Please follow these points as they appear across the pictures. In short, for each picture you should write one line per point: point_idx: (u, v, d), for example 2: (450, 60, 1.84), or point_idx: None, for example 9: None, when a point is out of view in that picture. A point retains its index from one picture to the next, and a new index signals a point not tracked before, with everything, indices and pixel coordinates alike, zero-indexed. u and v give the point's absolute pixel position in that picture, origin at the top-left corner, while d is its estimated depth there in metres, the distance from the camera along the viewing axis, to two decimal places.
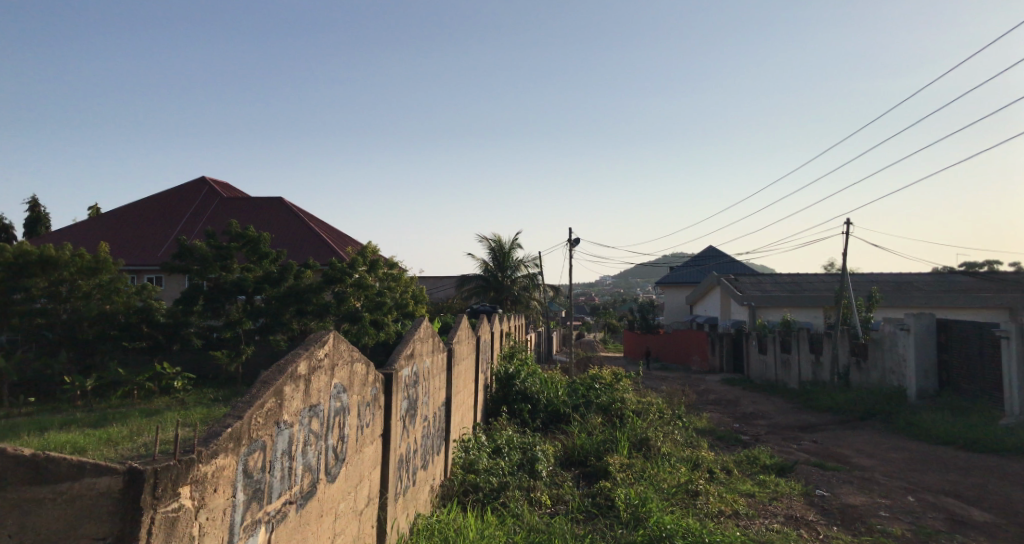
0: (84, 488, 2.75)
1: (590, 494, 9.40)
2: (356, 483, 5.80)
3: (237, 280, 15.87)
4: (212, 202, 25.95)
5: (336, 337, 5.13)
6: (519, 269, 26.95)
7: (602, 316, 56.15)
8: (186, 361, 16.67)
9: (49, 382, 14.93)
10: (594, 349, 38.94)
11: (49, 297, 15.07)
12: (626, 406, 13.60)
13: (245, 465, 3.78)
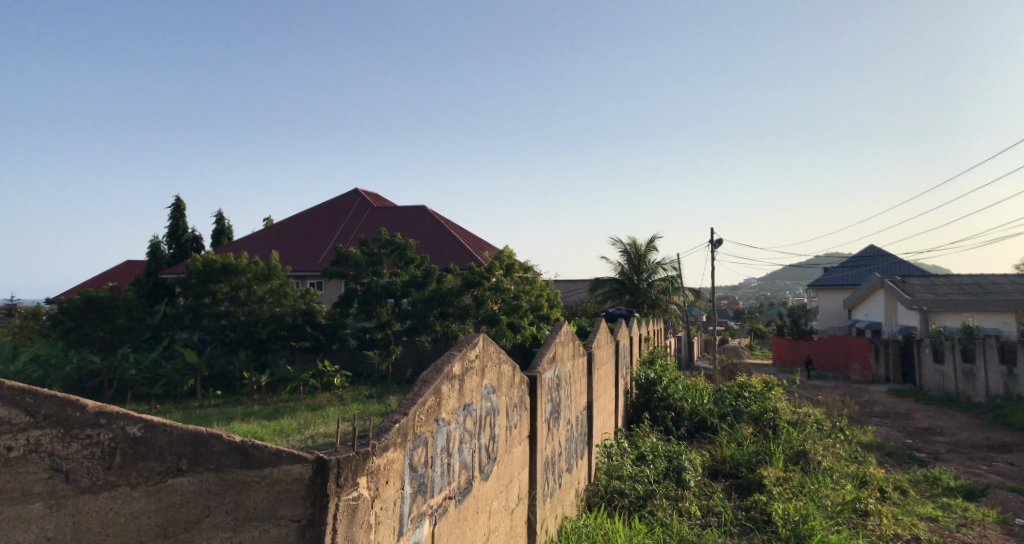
0: (281, 473, 2.87)
1: (744, 508, 9.10)
2: (507, 482, 6.06)
3: (386, 284, 16.67)
4: (366, 212, 27.51)
5: (485, 339, 5.38)
6: (657, 272, 26.34)
7: (749, 320, 53.92)
8: (344, 360, 18.08)
9: (230, 377, 16.54)
10: (741, 356, 37.44)
11: (232, 300, 16.46)
12: (779, 416, 12.97)
13: (411, 459, 4.09)
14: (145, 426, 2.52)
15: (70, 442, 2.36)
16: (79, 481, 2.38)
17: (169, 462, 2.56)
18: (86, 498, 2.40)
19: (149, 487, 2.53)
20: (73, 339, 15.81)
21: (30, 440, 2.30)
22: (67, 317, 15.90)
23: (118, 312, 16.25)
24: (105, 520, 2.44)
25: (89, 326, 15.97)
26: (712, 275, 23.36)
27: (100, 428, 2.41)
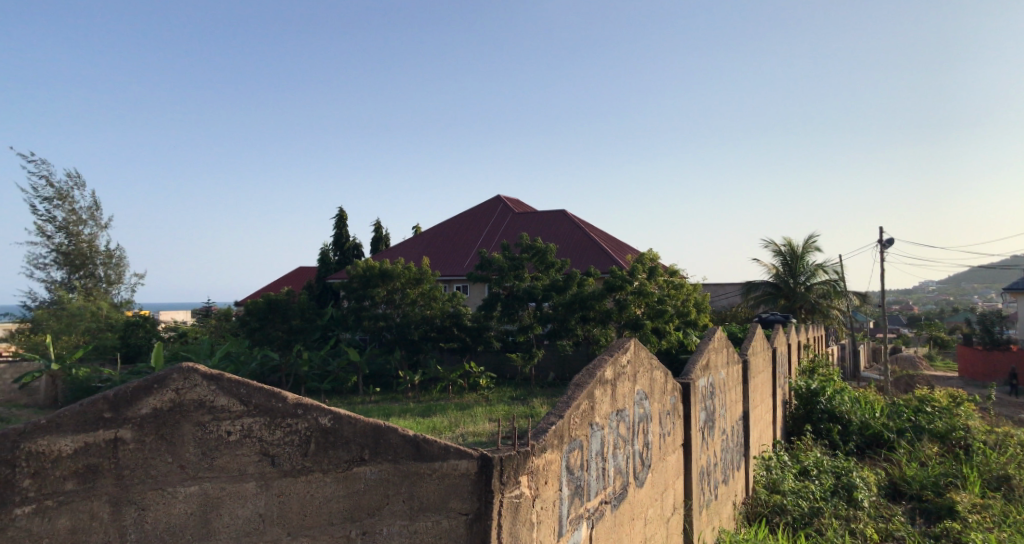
0: (450, 467, 3.08)
1: (931, 535, 8.39)
2: (662, 490, 5.98)
3: (527, 288, 16.45)
4: (507, 217, 27.94)
5: (636, 343, 5.34)
6: (815, 276, 24.75)
7: (927, 327, 49.36)
8: (489, 362, 18.42)
9: (387, 376, 17.38)
10: (920, 368, 34.32)
11: (388, 303, 17.02)
12: (971, 436, 11.76)
13: (567, 462, 4.13)
14: (334, 418, 2.82)
15: (275, 429, 2.71)
16: (283, 465, 2.73)
17: (354, 452, 2.85)
18: (288, 481, 2.74)
19: (338, 473, 2.84)
20: (258, 338, 16.96)
21: (243, 426, 2.66)
22: (252, 316, 16.82)
23: (293, 313, 17.02)
24: (303, 501, 2.78)
25: (270, 325, 16.85)
26: (884, 278, 21.60)
27: (298, 418, 2.74)
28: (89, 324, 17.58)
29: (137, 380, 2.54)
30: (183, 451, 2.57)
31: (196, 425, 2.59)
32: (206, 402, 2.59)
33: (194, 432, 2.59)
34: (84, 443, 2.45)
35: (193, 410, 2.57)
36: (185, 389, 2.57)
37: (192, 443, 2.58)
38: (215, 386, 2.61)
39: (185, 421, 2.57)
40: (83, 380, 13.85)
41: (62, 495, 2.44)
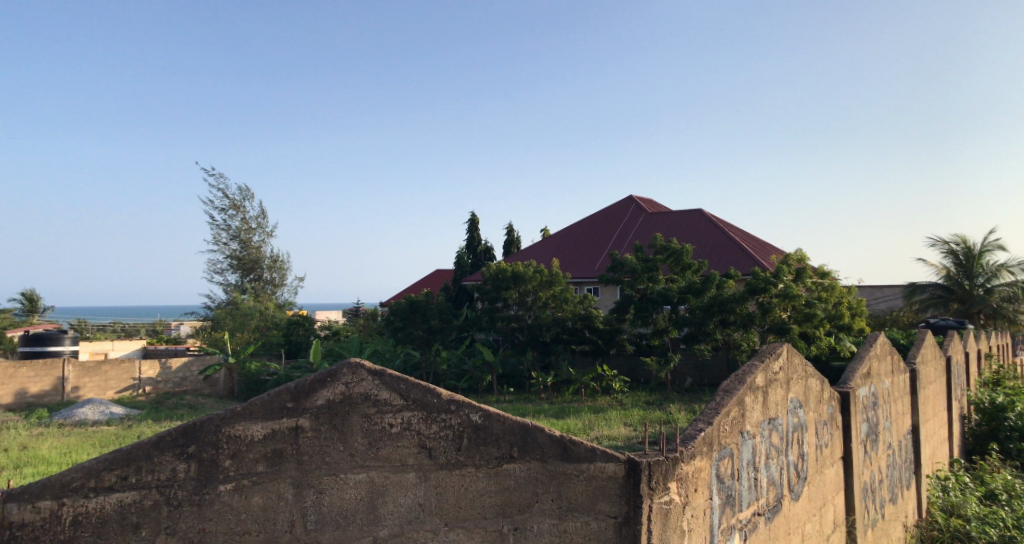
0: (596, 469, 3.09)
1: None
2: (820, 505, 5.68)
3: (662, 291, 14.19)
4: (640, 218, 25.85)
5: (789, 349, 5.11)
6: (997, 277, 22.58)
7: None
8: (622, 366, 16.17)
9: (520, 376, 15.89)
10: None
11: (520, 304, 15.56)
12: None
13: (718, 470, 4.03)
14: (485, 415, 2.92)
15: (432, 423, 2.85)
16: (438, 457, 2.87)
17: (503, 449, 2.95)
18: (444, 473, 2.88)
19: (490, 469, 2.94)
20: (400, 337, 16.72)
21: (403, 419, 2.83)
22: (395, 317, 16.62)
23: (432, 313, 16.54)
24: (458, 494, 2.89)
25: (412, 325, 16.58)
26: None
27: (451, 414, 2.87)
28: (258, 323, 19.23)
29: (312, 374, 2.77)
30: (352, 440, 2.77)
31: (363, 417, 2.78)
32: (371, 396, 2.79)
33: (362, 423, 2.78)
34: (272, 429, 2.71)
35: (361, 403, 2.77)
36: (353, 383, 2.77)
37: (360, 433, 2.78)
38: (379, 381, 2.80)
39: (353, 413, 2.77)
40: (254, 373, 15.18)
41: (256, 476, 2.70)
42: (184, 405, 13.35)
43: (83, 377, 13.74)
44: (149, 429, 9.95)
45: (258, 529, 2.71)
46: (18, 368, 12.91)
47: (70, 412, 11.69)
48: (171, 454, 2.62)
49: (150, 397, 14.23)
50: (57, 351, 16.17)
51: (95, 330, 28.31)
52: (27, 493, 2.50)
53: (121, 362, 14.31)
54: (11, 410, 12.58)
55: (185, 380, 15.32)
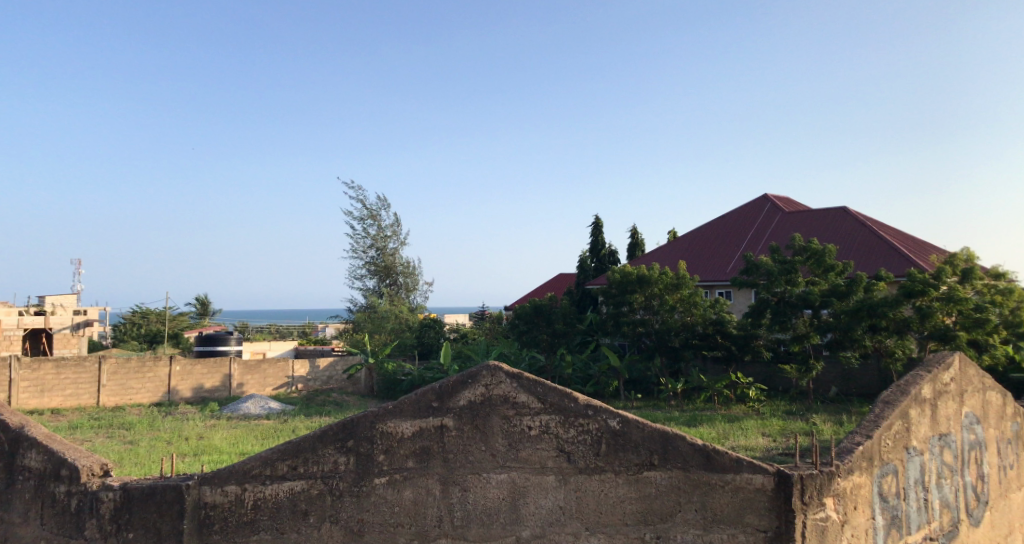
0: (744, 481, 2.95)
1: None
2: (1006, 532, 5.20)
3: (801, 295, 13.52)
4: (776, 217, 24.64)
5: (963, 360, 4.72)
6: None
7: None
8: (757, 373, 15.39)
9: (648, 382, 15.56)
10: None
11: (646, 309, 15.05)
12: None
13: (881, 488, 3.80)
14: (623, 421, 2.88)
15: (570, 428, 2.86)
16: (577, 462, 2.86)
17: (643, 456, 2.89)
18: (584, 478, 2.87)
19: (630, 476, 2.88)
20: (525, 341, 16.67)
21: (541, 423, 2.85)
22: (520, 321, 16.70)
23: (557, 317, 16.49)
24: (598, 499, 2.87)
25: (537, 329, 16.60)
26: None
27: (589, 419, 2.86)
28: (393, 325, 19.91)
29: (455, 375, 2.88)
30: (494, 441, 2.85)
31: (502, 418, 2.85)
32: (510, 398, 2.85)
33: (502, 424, 2.85)
34: (420, 427, 2.86)
35: (500, 404, 2.84)
36: (492, 385, 2.85)
37: (500, 434, 2.85)
38: (517, 384, 2.85)
39: (494, 414, 2.85)
40: (391, 373, 15.80)
41: (406, 471, 2.86)
42: (332, 402, 14.19)
43: (247, 374, 14.92)
44: (303, 424, 10.65)
45: (410, 522, 2.85)
46: (193, 365, 14.25)
47: (236, 406, 12.76)
48: (333, 448, 2.85)
49: (303, 395, 15.24)
50: (224, 350, 17.69)
51: (255, 331, 30.75)
52: (216, 477, 2.83)
53: (278, 361, 15.40)
54: (187, 403, 13.92)
55: (331, 379, 16.23)
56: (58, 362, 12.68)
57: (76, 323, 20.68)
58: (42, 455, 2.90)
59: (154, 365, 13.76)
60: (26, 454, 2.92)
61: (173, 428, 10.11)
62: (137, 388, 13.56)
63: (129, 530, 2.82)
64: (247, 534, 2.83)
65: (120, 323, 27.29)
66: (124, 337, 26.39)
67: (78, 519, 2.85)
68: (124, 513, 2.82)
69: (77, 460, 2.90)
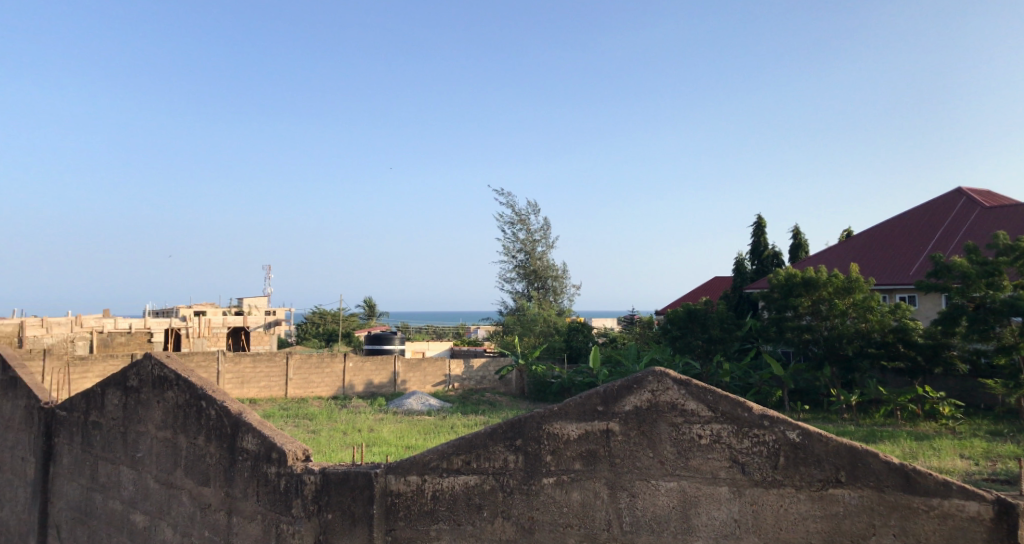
0: (955, 508, 2.59)
1: None
2: None
3: (1008, 300, 11.88)
4: (973, 213, 22.30)
5: None
6: None
7: None
8: (950, 388, 14.12)
9: (818, 392, 14.79)
10: None
11: (813, 313, 14.13)
12: None
13: None
14: (804, 433, 2.70)
15: (743, 438, 2.75)
16: (753, 474, 2.74)
17: (828, 472, 2.68)
18: (760, 491, 2.73)
19: (814, 491, 2.69)
20: (679, 346, 16.17)
21: (712, 431, 2.78)
22: (673, 325, 16.29)
23: (712, 323, 15.85)
24: (778, 515, 2.71)
25: (691, 335, 16.04)
26: None
27: (765, 430, 2.72)
28: (542, 328, 20.09)
29: (621, 380, 2.92)
30: (662, 448, 2.83)
31: (671, 426, 2.82)
32: (678, 405, 2.81)
33: (670, 431, 2.83)
34: (585, 430, 2.93)
35: (667, 411, 2.82)
36: (659, 391, 2.84)
37: (668, 442, 2.82)
38: (685, 390, 2.81)
39: (661, 421, 2.83)
40: (540, 375, 16.02)
41: (574, 473, 2.94)
42: (485, 402, 14.62)
43: (409, 372, 15.74)
44: (461, 421, 11.06)
45: (579, 524, 2.93)
46: (363, 362, 15.27)
47: (401, 401, 13.54)
48: (503, 445, 3.02)
49: (460, 393, 15.82)
50: (389, 349, 18.78)
51: (416, 331, 32.36)
52: (400, 467, 3.12)
53: (436, 360, 16.09)
54: (359, 398, 14.99)
55: (484, 378, 16.61)
56: (253, 357, 14.13)
57: (267, 322, 22.90)
58: (257, 438, 3.34)
59: (331, 360, 14.96)
60: (244, 437, 3.38)
61: (347, 420, 10.91)
62: (317, 382, 14.80)
63: (327, 511, 3.16)
64: (428, 523, 3.08)
65: (302, 322, 29.86)
66: (305, 337, 28.87)
67: (286, 497, 3.24)
68: (323, 495, 3.17)
69: (284, 444, 3.30)
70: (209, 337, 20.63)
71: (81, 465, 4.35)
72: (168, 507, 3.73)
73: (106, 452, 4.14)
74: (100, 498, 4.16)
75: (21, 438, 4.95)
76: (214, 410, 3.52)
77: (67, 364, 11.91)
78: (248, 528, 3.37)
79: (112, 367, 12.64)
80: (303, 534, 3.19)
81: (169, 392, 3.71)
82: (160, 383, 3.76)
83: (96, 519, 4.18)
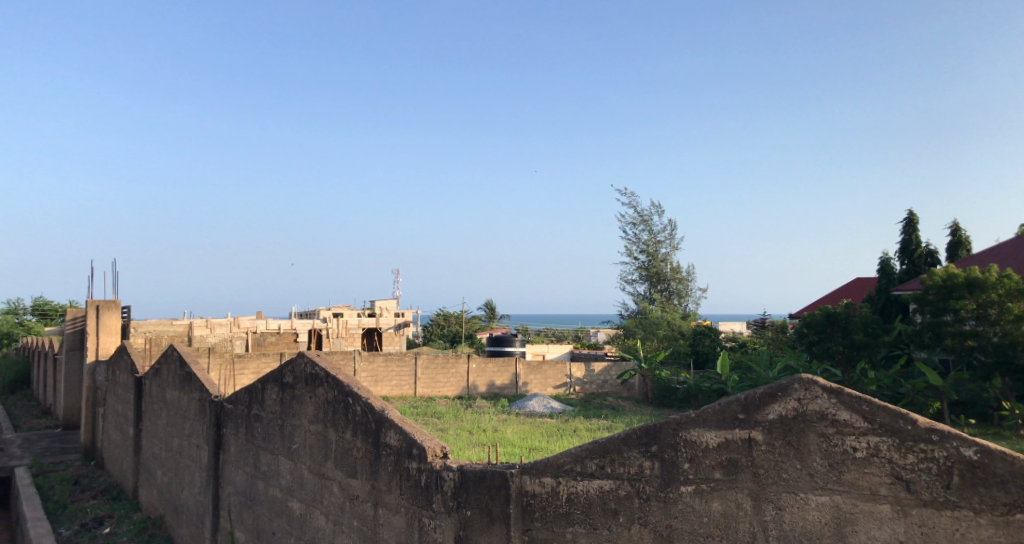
0: None
1: None
2: None
3: None
4: None
5: None
6: None
7: None
8: None
9: (985, 406, 13.73)
10: None
11: (979, 318, 12.77)
12: None
13: None
14: (981, 451, 2.46)
15: (907, 453, 2.55)
16: (920, 494, 2.53)
17: (1014, 495, 2.42)
18: (929, 512, 2.52)
19: (995, 516, 2.44)
20: (817, 352, 15.23)
21: (869, 445, 2.60)
22: (810, 330, 15.30)
23: (856, 327, 14.79)
24: (951, 539, 2.49)
25: (831, 340, 15.05)
26: None
27: (933, 445, 2.51)
28: (665, 332, 19.64)
29: (764, 387, 2.81)
30: (811, 460, 2.70)
31: (821, 436, 2.68)
32: (829, 415, 2.66)
33: (820, 443, 2.68)
34: (725, 438, 2.84)
35: (816, 421, 2.68)
36: (807, 400, 2.70)
37: (819, 453, 2.68)
38: (836, 400, 2.65)
39: (810, 431, 2.70)
40: (665, 381, 15.59)
41: (714, 482, 2.86)
42: (608, 406, 14.51)
43: (530, 374, 15.85)
44: (585, 425, 11.01)
45: (721, 534, 2.84)
46: (486, 363, 15.57)
47: (523, 403, 13.69)
48: (637, 450, 2.98)
49: (581, 396, 15.77)
50: (510, 351, 19.03)
51: (537, 334, 32.60)
52: (535, 468, 3.16)
53: (557, 363, 16.13)
54: (483, 398, 15.29)
55: (606, 383, 16.44)
56: (385, 357, 14.79)
57: (397, 324, 23.82)
58: (399, 434, 3.49)
59: (456, 361, 15.34)
60: (388, 433, 3.54)
61: (473, 420, 11.18)
62: (444, 382, 15.25)
63: (466, 508, 3.25)
64: (564, 525, 3.09)
65: (428, 324, 30.86)
66: (431, 337, 29.84)
67: (427, 492, 3.36)
68: (462, 492, 3.25)
69: (424, 441, 3.41)
70: (345, 337, 21.73)
71: (244, 454, 4.70)
72: (321, 496, 3.97)
73: (267, 443, 4.46)
74: (262, 485, 4.48)
75: (197, 428, 5.42)
76: (360, 407, 3.71)
77: (229, 360, 12.97)
78: (392, 520, 3.52)
79: (264, 365, 13.57)
80: (443, 529, 3.29)
81: (320, 389, 3.96)
82: (312, 380, 4.02)
83: (259, 504, 4.50)
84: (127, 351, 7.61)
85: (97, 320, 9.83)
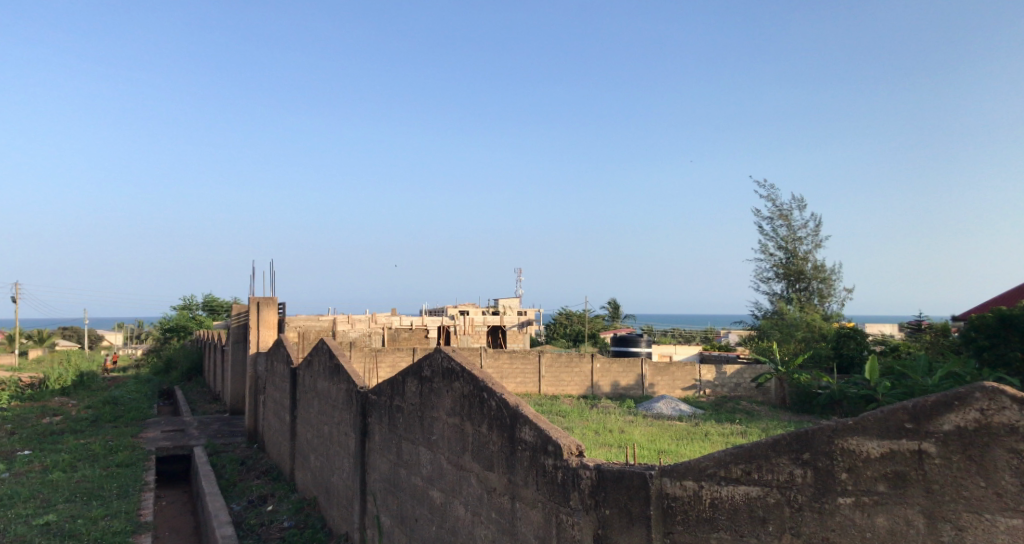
0: None
1: None
2: None
3: None
4: None
5: None
6: None
7: None
8: None
9: None
10: None
11: None
12: None
13: None
14: None
15: None
16: None
17: None
18: None
19: None
20: (989, 359, 13.87)
21: None
22: (981, 334, 14.20)
23: None
24: None
25: (1004, 346, 13.70)
26: None
27: None
28: (804, 334, 18.65)
29: (938, 395, 2.54)
30: (997, 477, 2.41)
31: (1009, 452, 2.39)
32: (1020, 428, 2.36)
33: (1008, 459, 2.39)
34: (890, 449, 2.61)
35: (1003, 435, 2.39)
36: (991, 411, 2.41)
37: (1007, 470, 2.39)
38: None
39: (995, 445, 2.41)
40: (805, 385, 14.67)
41: (877, 495, 2.63)
42: (741, 411, 13.95)
43: (657, 375, 15.53)
44: (716, 429, 10.61)
45: None
46: (611, 363, 15.38)
47: (650, 404, 13.42)
48: (788, 458, 2.80)
49: (712, 399, 15.25)
50: (636, 352, 18.71)
51: (664, 335, 31.88)
52: (675, 471, 3.04)
53: (686, 364, 15.70)
54: (607, 398, 15.15)
55: (739, 386, 15.82)
56: (510, 354, 15.04)
57: (522, 322, 24.05)
58: (534, 431, 3.46)
59: (580, 360, 15.28)
60: (523, 429, 3.53)
61: (598, 420, 11.05)
62: (568, 381, 15.23)
63: (605, 507, 3.18)
64: (707, 530, 2.95)
65: (552, 322, 31.02)
66: (554, 336, 30.02)
67: (564, 489, 3.32)
68: (600, 491, 3.19)
69: (560, 438, 3.38)
70: (472, 335, 22.23)
71: (388, 443, 4.86)
72: (460, 487, 4.02)
73: (408, 433, 4.57)
74: (404, 473, 4.61)
75: (345, 417, 5.67)
76: (494, 402, 3.72)
77: (368, 354, 13.57)
78: (530, 515, 3.51)
79: (400, 359, 14.04)
80: (583, 527, 3.25)
81: (456, 383, 4.01)
82: (449, 375, 4.08)
83: (402, 491, 4.63)
84: (284, 343, 8.10)
85: (258, 316, 10.48)
